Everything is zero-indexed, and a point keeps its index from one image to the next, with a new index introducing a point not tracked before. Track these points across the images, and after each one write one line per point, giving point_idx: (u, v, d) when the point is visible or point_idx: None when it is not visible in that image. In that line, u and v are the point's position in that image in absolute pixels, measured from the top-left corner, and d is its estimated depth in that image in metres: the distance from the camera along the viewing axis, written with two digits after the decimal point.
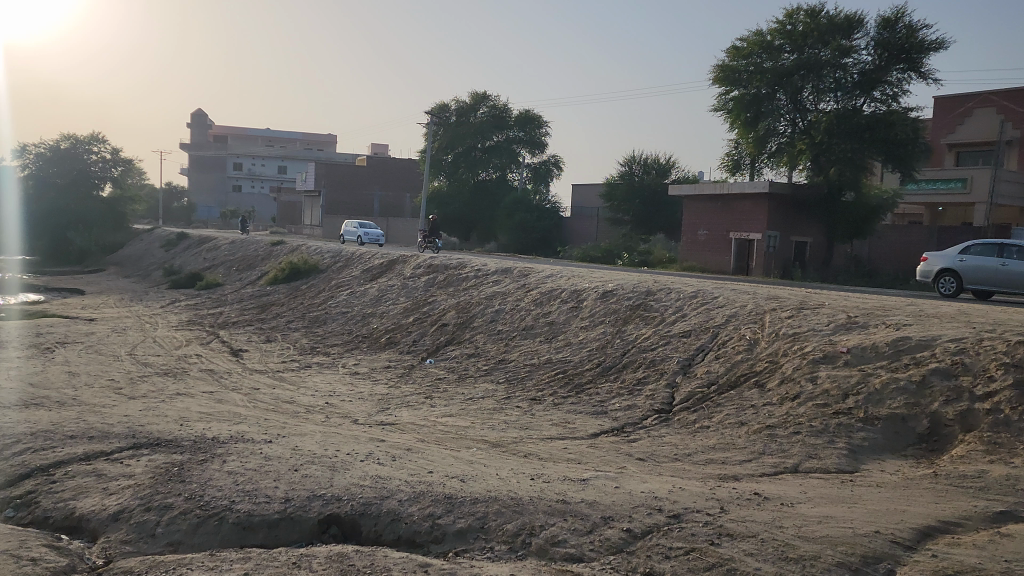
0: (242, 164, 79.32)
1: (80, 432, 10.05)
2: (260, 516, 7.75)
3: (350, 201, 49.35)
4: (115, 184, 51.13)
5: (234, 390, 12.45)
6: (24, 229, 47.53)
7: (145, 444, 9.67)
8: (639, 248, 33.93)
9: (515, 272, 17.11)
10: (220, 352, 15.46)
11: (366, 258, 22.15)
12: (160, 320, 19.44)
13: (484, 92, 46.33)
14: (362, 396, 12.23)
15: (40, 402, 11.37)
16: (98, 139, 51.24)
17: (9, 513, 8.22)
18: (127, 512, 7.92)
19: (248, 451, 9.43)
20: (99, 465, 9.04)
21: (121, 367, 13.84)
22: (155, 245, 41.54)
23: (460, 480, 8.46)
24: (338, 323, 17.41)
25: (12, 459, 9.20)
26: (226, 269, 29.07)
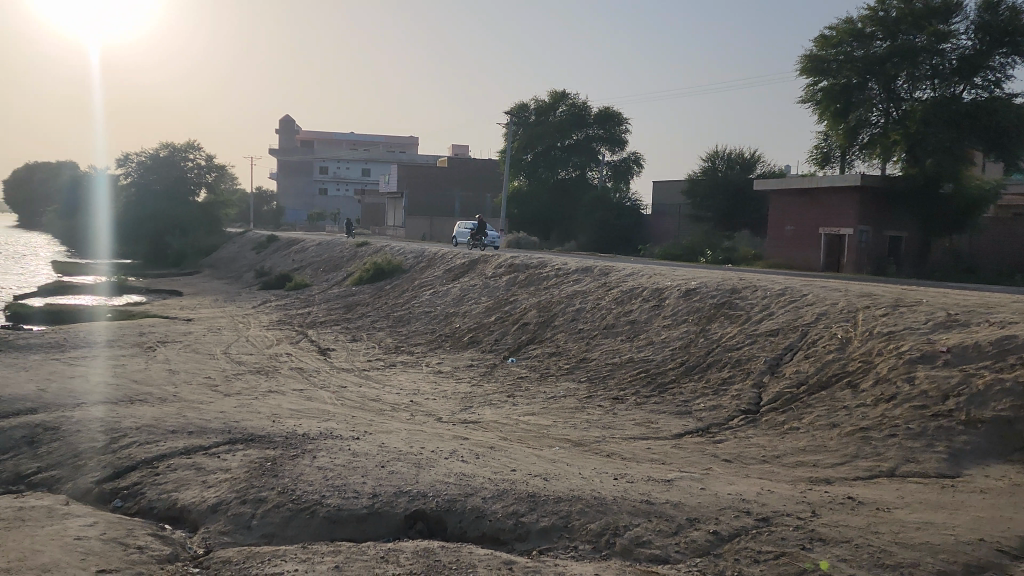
0: (328, 168, 81.63)
1: (180, 427, 10.53)
2: (349, 510, 7.95)
3: (430, 202, 49.98)
4: (209, 189, 53.39)
5: (322, 388, 12.81)
6: (128, 234, 50.34)
7: (240, 439, 10.06)
8: (723, 245, 33.28)
9: (596, 271, 17.01)
10: (309, 351, 15.94)
11: (449, 258, 22.42)
12: (252, 320, 20.17)
13: (563, 91, 46.48)
14: (445, 395, 12.39)
15: (144, 398, 11.99)
16: (194, 146, 53.48)
17: (117, 503, 8.68)
18: (225, 504, 8.26)
19: (337, 447, 9.69)
20: (198, 459, 9.44)
21: (217, 364, 14.44)
22: (247, 248, 43.21)
23: (542, 479, 8.47)
24: (421, 322, 17.69)
25: (120, 452, 9.71)
26: (314, 270, 29.92)
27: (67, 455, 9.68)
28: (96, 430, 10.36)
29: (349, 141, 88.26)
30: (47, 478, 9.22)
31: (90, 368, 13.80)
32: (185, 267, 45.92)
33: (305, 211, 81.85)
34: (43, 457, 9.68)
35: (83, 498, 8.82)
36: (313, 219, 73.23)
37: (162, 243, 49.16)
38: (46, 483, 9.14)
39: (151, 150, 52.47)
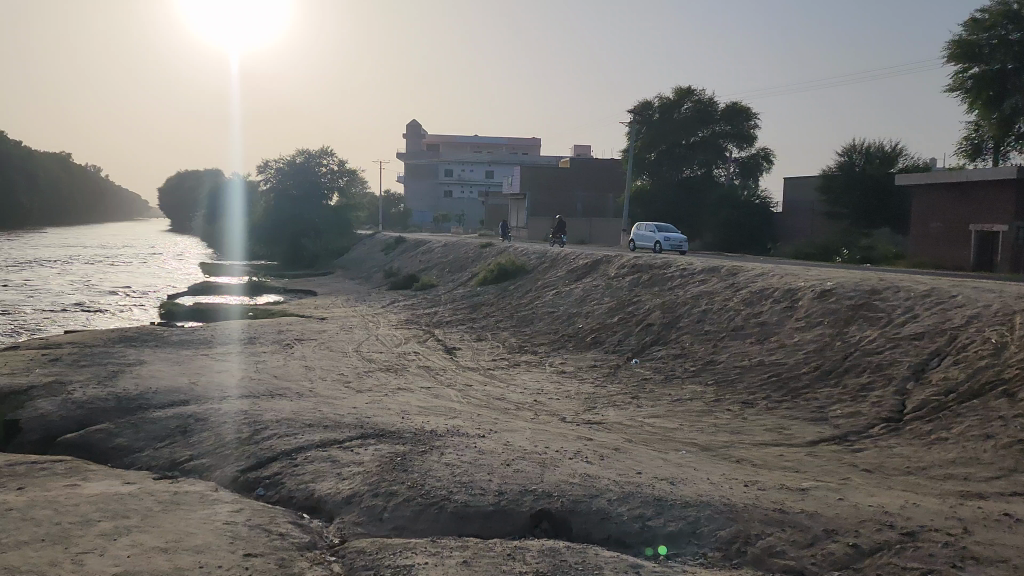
0: (453, 171, 84.05)
1: (316, 421, 11.03)
2: (476, 507, 8.10)
3: (556, 204, 50.10)
4: (341, 193, 55.67)
5: (449, 387, 13.09)
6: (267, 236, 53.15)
7: (371, 435, 10.43)
8: (860, 243, 31.68)
9: (723, 271, 16.58)
10: (436, 350, 16.33)
11: (572, 258, 22.41)
12: (382, 319, 20.89)
13: (688, 87, 45.32)
14: (569, 395, 12.38)
15: (284, 393, 12.62)
16: (328, 152, 55.84)
17: (259, 492, 9.17)
18: (358, 497, 8.59)
19: (463, 445, 9.89)
20: (333, 452, 9.87)
21: (349, 362, 15.02)
22: (376, 250, 44.70)
23: (669, 483, 8.33)
24: (544, 322, 17.78)
25: (262, 443, 10.28)
26: (439, 271, 30.63)
27: (216, 445, 10.33)
28: (240, 423, 11.01)
29: (472, 143, 89.48)
30: (198, 465, 9.86)
31: (235, 363, 14.67)
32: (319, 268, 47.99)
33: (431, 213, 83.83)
34: (194, 446, 10.36)
35: (230, 485, 9.37)
36: (439, 221, 75.46)
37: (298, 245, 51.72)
38: (198, 470, 9.77)
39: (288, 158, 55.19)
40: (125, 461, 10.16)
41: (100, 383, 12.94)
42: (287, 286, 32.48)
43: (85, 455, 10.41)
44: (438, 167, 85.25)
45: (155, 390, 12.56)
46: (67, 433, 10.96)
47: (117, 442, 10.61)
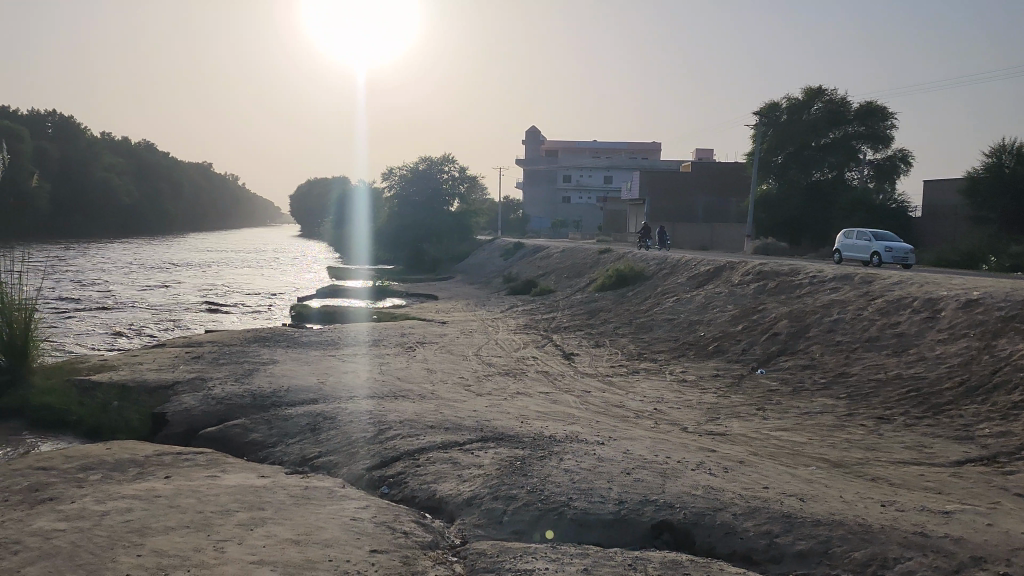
0: (571, 176, 83.07)
1: (438, 422, 11.27)
2: (597, 514, 8.05)
3: (673, 209, 49.06)
4: (462, 200, 56.61)
5: (567, 392, 13.06)
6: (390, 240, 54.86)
7: (491, 437, 10.56)
8: (1010, 250, 29.42)
9: (856, 279, 15.78)
10: (554, 355, 16.35)
11: (693, 264, 21.93)
12: (500, 324, 21.15)
13: (819, 87, 43.52)
14: (691, 405, 12.11)
15: (406, 394, 12.96)
16: (449, 159, 56.97)
17: (383, 490, 9.42)
18: (478, 499, 8.71)
19: (583, 451, 9.84)
20: (454, 454, 10.05)
21: (470, 365, 15.25)
22: (496, 255, 45.19)
23: (798, 499, 8.00)
24: (664, 329, 17.48)
25: (386, 442, 10.61)
26: (557, 276, 30.74)
27: (343, 443, 10.71)
28: (365, 423, 11.39)
29: (591, 149, 89.10)
30: (327, 462, 10.23)
31: (360, 364, 15.19)
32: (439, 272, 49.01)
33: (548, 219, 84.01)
34: (322, 443, 10.77)
35: (356, 482, 9.67)
36: (557, 227, 75.49)
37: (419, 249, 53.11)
38: (326, 466, 10.15)
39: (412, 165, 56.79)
40: (259, 455, 10.69)
41: (238, 380, 13.70)
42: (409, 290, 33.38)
43: (224, 448, 11.02)
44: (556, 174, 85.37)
45: (288, 388, 13.18)
46: (208, 427, 11.64)
47: (252, 438, 11.17)
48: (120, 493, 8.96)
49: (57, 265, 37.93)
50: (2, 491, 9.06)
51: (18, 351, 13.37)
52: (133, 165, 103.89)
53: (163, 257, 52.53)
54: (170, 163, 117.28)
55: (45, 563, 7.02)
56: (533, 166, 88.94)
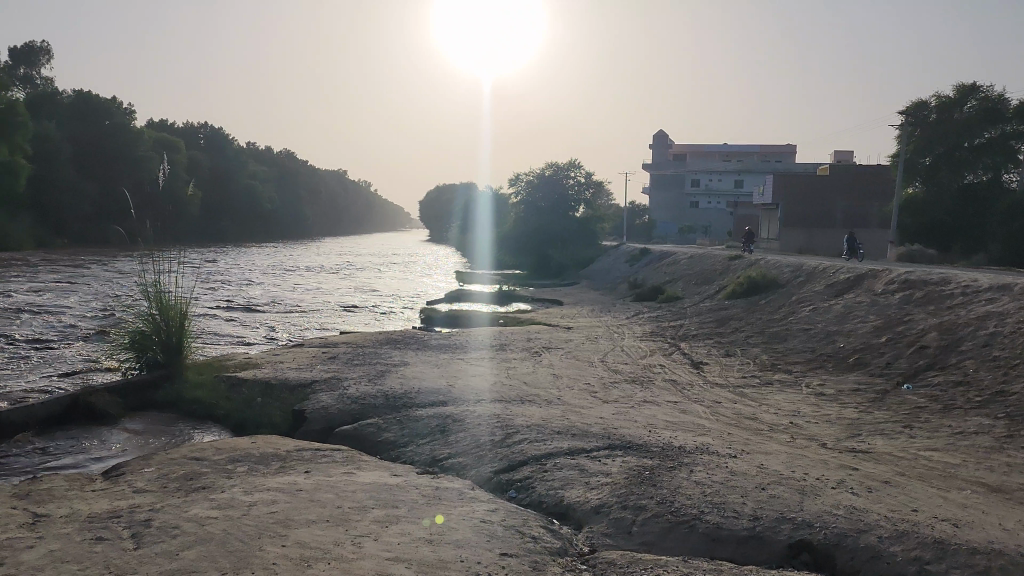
0: (700, 180, 81.60)
1: (564, 428, 11.28)
2: (728, 529, 7.82)
3: (810, 215, 46.98)
4: (587, 205, 56.35)
5: (697, 402, 12.77)
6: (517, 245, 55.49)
7: (618, 446, 10.46)
8: None
9: (1016, 289, 14.63)
10: (682, 363, 16.04)
11: (832, 272, 20.97)
12: (627, 330, 20.98)
13: (972, 84, 40.47)
14: (829, 420, 11.56)
15: (533, 399, 13.03)
16: (576, 164, 56.92)
17: (512, 493, 9.46)
18: (607, 508, 8.64)
19: (714, 464, 9.59)
20: (582, 461, 10.03)
21: (596, 372, 15.18)
22: (621, 261, 44.80)
23: (951, 525, 7.50)
24: (799, 340, 16.81)
25: (514, 446, 10.69)
26: (685, 283, 30.14)
27: (471, 445, 10.89)
28: (492, 427, 11.53)
29: (722, 152, 86.94)
30: (456, 463, 10.42)
31: (489, 368, 15.42)
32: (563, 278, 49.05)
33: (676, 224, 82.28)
34: (451, 445, 10.99)
35: (484, 484, 9.78)
36: (684, 232, 74.71)
37: (545, 255, 53.44)
38: (455, 467, 10.32)
39: (539, 170, 57.21)
40: (391, 454, 11.00)
41: (371, 381, 14.19)
42: (534, 295, 33.68)
43: (358, 445, 11.43)
44: (685, 177, 83.68)
45: (418, 390, 13.56)
46: (343, 425, 12.10)
47: (385, 437, 11.52)
48: (266, 485, 9.46)
49: (207, 268, 40.69)
50: (161, 478, 9.75)
51: (174, 349, 14.30)
52: (274, 172, 110.04)
53: (300, 260, 55.25)
54: (307, 170, 123.44)
55: (199, 548, 7.48)
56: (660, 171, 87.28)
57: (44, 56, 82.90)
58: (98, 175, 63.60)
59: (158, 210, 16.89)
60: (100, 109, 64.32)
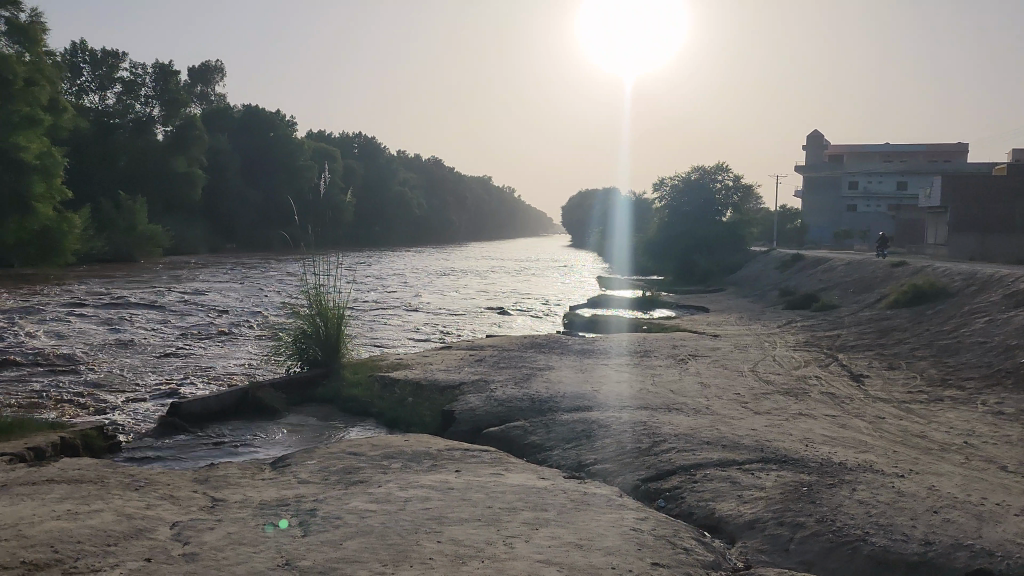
0: (858, 182, 77.63)
1: (714, 439, 10.99)
2: (896, 552, 7.38)
3: (983, 217, 43.50)
4: (735, 209, 54.74)
5: (857, 417, 12.11)
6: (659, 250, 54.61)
7: (772, 459, 10.08)
8: None
9: None
10: (840, 375, 15.27)
11: (1012, 281, 19.30)
12: (778, 339, 20.19)
13: None
14: (1010, 441, 10.65)
15: (681, 408, 12.77)
16: (724, 168, 55.61)
17: (660, 503, 9.31)
18: (761, 523, 8.34)
19: (878, 483, 9.07)
20: (733, 473, 9.72)
21: (746, 382, 14.69)
22: (771, 267, 43.16)
23: None
24: (973, 354, 15.58)
25: (661, 455, 10.52)
26: (843, 291, 28.69)
27: (617, 452, 10.82)
28: (638, 434, 11.39)
29: (883, 153, 82.56)
30: (602, 468, 10.35)
31: (635, 375, 15.25)
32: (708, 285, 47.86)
33: (831, 229, 78.90)
34: (597, 451, 10.95)
35: (631, 492, 9.66)
36: (841, 236, 70.50)
37: (689, 260, 52.27)
38: (601, 473, 10.25)
39: (684, 175, 56.43)
40: (538, 458, 11.07)
41: (517, 384, 14.38)
42: (680, 302, 33.07)
43: (505, 447, 11.60)
44: (841, 179, 80.00)
45: (562, 395, 13.62)
46: (491, 426, 12.35)
47: (531, 440, 11.63)
48: (419, 483, 9.78)
49: (363, 272, 42.63)
50: (323, 470, 10.30)
51: (331, 348, 15.13)
52: (421, 180, 114.03)
53: (445, 265, 56.89)
54: (453, 177, 126.97)
55: (361, 539, 7.83)
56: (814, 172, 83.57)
57: (218, 75, 89.65)
58: (263, 184, 68.02)
59: (320, 217, 17.86)
60: (265, 123, 68.81)
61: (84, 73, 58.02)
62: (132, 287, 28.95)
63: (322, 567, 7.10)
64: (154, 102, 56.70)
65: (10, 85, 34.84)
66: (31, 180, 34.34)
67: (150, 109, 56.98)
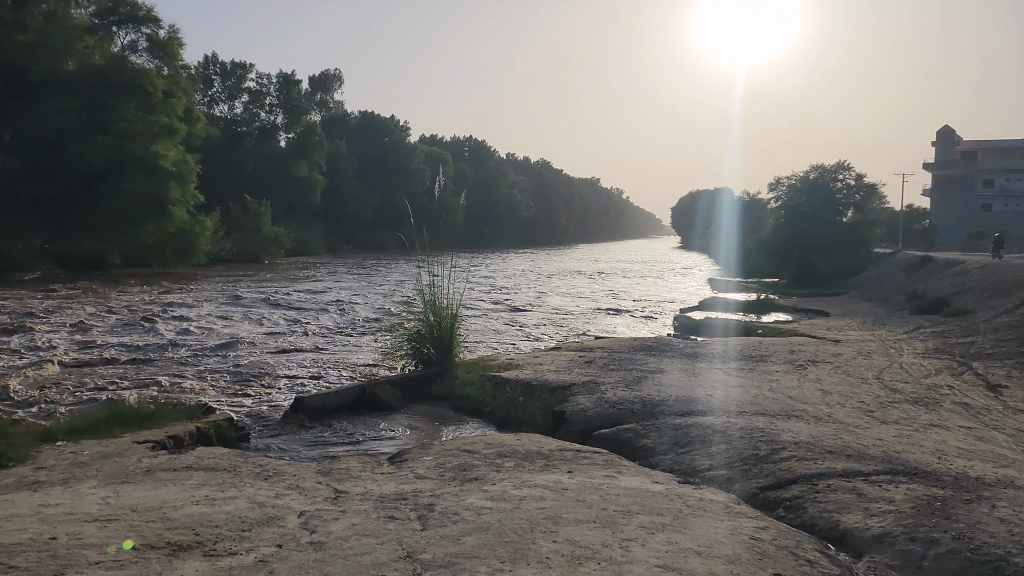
0: (994, 181, 73.46)
1: (838, 448, 10.57)
2: None
3: None
4: (857, 209, 52.22)
5: (995, 430, 11.38)
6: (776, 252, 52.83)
7: (901, 471, 9.62)
8: None
9: None
10: (976, 385, 14.39)
11: None
12: (905, 346, 19.20)
13: None
14: None
15: (801, 415, 12.35)
16: (844, 167, 53.28)
17: (780, 512, 9.02)
18: (891, 537, 7.97)
19: (1021, 500, 8.50)
20: (859, 484, 9.34)
21: (870, 389, 14.03)
22: (896, 269, 41.12)
23: None
24: None
25: (780, 463, 10.22)
26: (978, 295, 27.03)
27: (733, 459, 10.57)
28: (757, 441, 11.10)
29: None
30: (718, 475, 10.12)
31: (751, 379, 14.85)
32: (828, 288, 46.11)
33: (964, 228, 74.99)
34: (712, 456, 10.73)
35: (750, 500, 9.41)
36: (975, 238, 66.70)
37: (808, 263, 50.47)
38: (717, 479, 10.03)
39: (802, 174, 54.57)
40: (650, 461, 10.94)
41: (628, 386, 14.26)
42: (798, 305, 31.98)
43: (617, 450, 11.54)
44: (975, 177, 75.77)
45: (674, 398, 13.42)
46: (602, 428, 12.29)
47: (644, 443, 11.50)
48: (533, 482, 9.86)
49: (476, 273, 43.37)
50: (439, 467, 10.54)
51: (445, 347, 15.46)
52: (529, 183, 114.94)
53: (554, 266, 57.11)
54: (561, 179, 127.30)
55: (479, 536, 7.97)
56: (946, 170, 78.51)
57: (337, 83, 93.55)
58: (377, 187, 70.14)
59: (434, 217, 18.25)
60: (379, 129, 70.96)
61: (215, 84, 61.52)
62: (258, 286, 30.43)
63: (443, 562, 7.24)
64: (278, 110, 59.47)
65: (150, 96, 36.45)
66: (167, 187, 36.26)
67: (274, 118, 59.77)
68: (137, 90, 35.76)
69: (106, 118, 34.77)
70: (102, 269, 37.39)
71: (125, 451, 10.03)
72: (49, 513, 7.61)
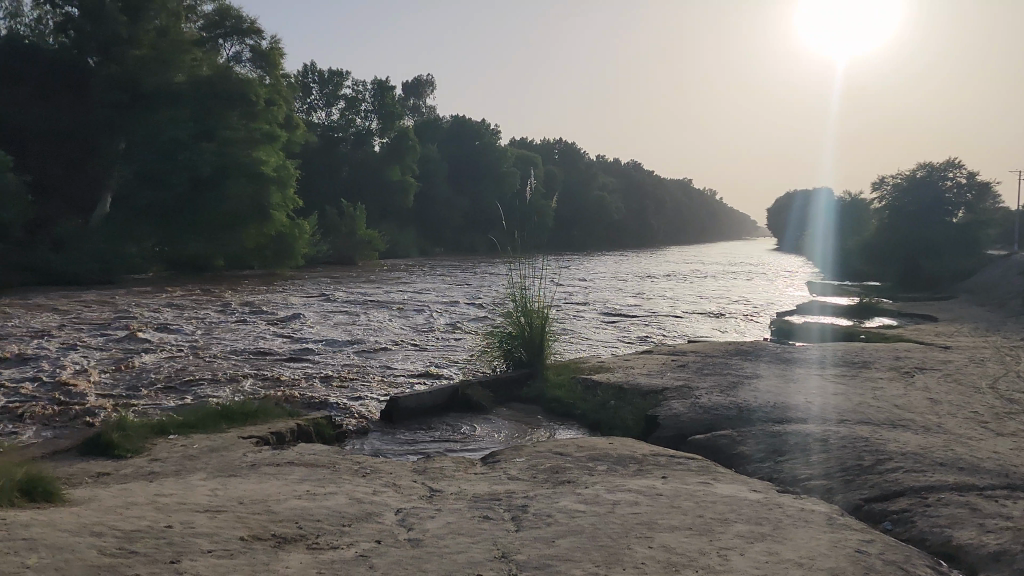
0: None
1: (949, 460, 10.06)
2: None
3: None
4: (969, 209, 49.56)
5: None
6: (881, 251, 50.94)
7: (1020, 487, 9.08)
8: None
9: None
10: None
11: None
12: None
13: None
14: None
15: (907, 424, 11.82)
16: (954, 164, 50.49)
17: (887, 525, 8.65)
18: (1009, 556, 7.54)
19: None
20: (973, 499, 8.86)
21: (983, 400, 13.29)
22: (1012, 272, 38.88)
23: None
24: None
25: (886, 474, 9.78)
26: None
27: (834, 469, 10.18)
28: (860, 450, 10.68)
29: None
30: (819, 485, 9.79)
31: (853, 386, 14.31)
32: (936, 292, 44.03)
33: None
34: (813, 465, 10.38)
35: (854, 512, 9.06)
36: None
37: (915, 263, 48.58)
38: (818, 489, 9.70)
39: (909, 172, 51.82)
40: (747, 469, 10.68)
41: (723, 392, 13.94)
42: (902, 309, 30.64)
43: (712, 456, 11.31)
44: None
45: (771, 404, 13.07)
46: (696, 434, 12.06)
47: (741, 450, 11.23)
48: (626, 487, 9.77)
49: (568, 275, 43.44)
50: (531, 469, 10.57)
51: (535, 349, 15.51)
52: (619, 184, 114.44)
53: (645, 267, 56.58)
54: (652, 180, 126.08)
55: (573, 538, 7.95)
56: None
57: (430, 88, 95.42)
58: (467, 190, 71.11)
59: (524, 220, 18.35)
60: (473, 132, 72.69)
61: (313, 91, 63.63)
62: (355, 287, 31.34)
63: (538, 564, 7.26)
64: (372, 115, 61.14)
65: (253, 105, 38.07)
66: (270, 192, 38.12)
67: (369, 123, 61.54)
68: (241, 99, 37.40)
69: (212, 126, 36.51)
70: (209, 271, 38.94)
71: (232, 446, 10.45)
72: (163, 503, 8.01)
